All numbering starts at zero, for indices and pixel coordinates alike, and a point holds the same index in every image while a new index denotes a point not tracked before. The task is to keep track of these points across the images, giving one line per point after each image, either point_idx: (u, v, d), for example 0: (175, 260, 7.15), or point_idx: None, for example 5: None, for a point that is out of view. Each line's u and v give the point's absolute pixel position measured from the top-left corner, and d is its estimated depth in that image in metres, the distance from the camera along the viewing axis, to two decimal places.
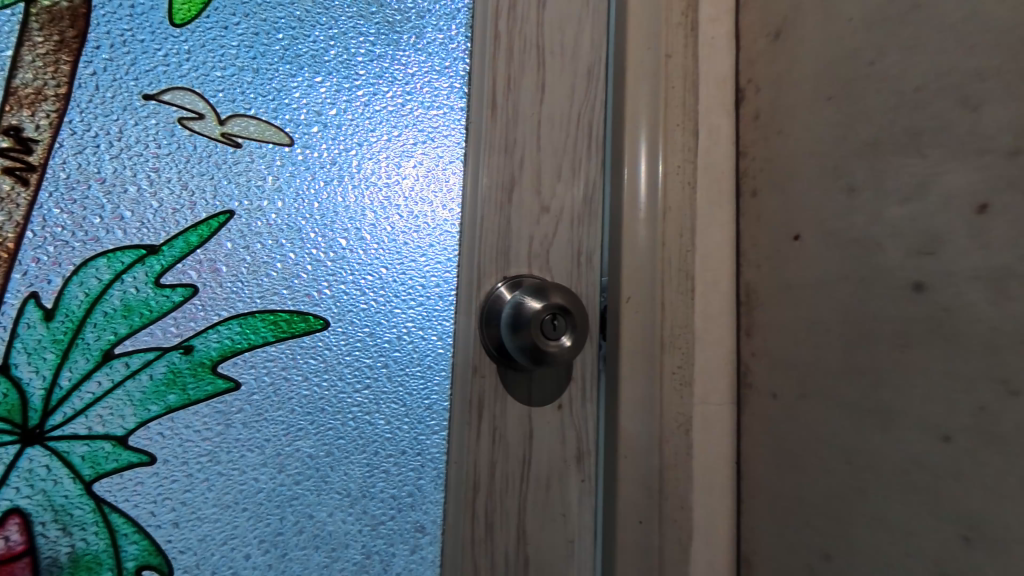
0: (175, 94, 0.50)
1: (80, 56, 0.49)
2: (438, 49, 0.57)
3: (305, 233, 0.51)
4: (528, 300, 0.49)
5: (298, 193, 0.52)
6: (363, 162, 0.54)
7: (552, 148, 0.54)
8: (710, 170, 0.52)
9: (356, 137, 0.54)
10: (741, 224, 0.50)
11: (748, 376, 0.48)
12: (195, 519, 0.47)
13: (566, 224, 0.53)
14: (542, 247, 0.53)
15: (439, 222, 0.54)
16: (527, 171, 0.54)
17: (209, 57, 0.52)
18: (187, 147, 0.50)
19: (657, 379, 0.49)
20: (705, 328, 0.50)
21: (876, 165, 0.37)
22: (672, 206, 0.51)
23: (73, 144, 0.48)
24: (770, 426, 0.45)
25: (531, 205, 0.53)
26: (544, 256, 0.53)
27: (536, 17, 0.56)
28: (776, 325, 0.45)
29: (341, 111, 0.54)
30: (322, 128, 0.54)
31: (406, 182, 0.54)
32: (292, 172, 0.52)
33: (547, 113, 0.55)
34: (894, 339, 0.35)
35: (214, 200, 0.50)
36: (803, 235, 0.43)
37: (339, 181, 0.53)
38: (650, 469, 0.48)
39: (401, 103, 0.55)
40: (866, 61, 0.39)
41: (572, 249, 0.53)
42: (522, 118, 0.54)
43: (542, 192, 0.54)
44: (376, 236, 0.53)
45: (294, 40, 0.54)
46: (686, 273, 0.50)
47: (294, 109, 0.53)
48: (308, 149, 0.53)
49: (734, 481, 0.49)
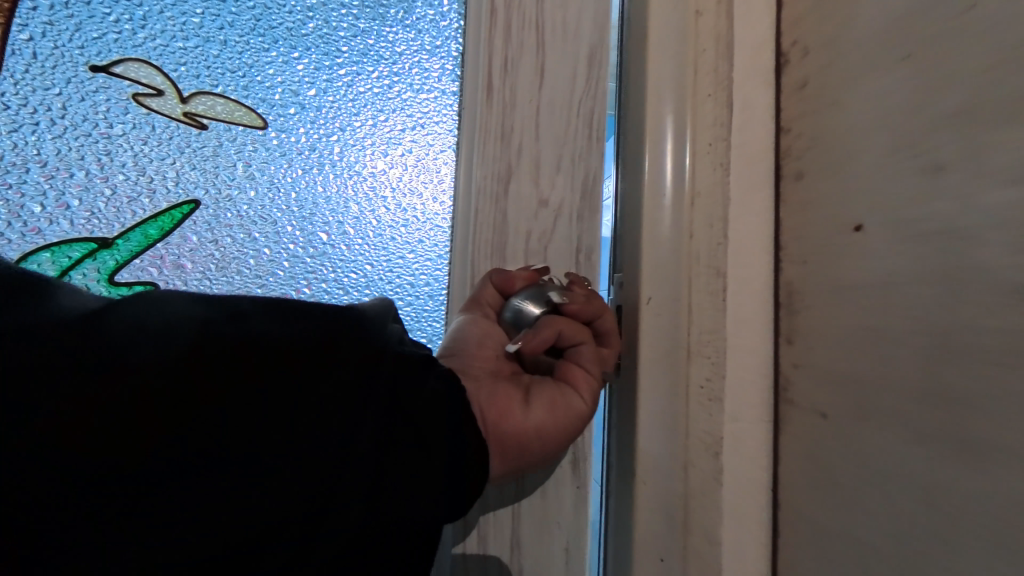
0: (129, 67, 0.51)
1: (10, 17, 0.50)
2: (428, 27, 0.53)
3: (280, 226, 0.51)
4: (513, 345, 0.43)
5: (272, 180, 0.51)
6: (345, 149, 0.52)
7: (554, 137, 0.49)
8: (745, 149, 0.44)
9: (337, 121, 0.52)
10: (781, 214, 0.44)
11: (787, 391, 0.42)
12: None
13: (566, 219, 0.49)
14: (541, 245, 0.49)
15: (429, 216, 0.52)
16: (526, 162, 0.48)
17: (170, 25, 0.51)
18: (146, 126, 0.51)
19: (679, 392, 0.44)
20: (739, 334, 0.43)
21: (970, 137, 0.29)
22: (701, 192, 0.44)
23: (8, 121, 0.50)
24: (816, 449, 0.39)
25: (529, 197, 0.48)
26: (544, 253, 0.49)
27: None
28: (826, 332, 0.39)
29: (320, 91, 0.52)
30: (299, 109, 0.52)
31: (391, 171, 0.52)
32: (266, 158, 0.51)
33: (547, 99, 0.49)
34: (992, 359, 0.27)
35: (177, 188, 0.50)
36: (865, 226, 0.36)
37: (317, 170, 0.52)
38: (670, 497, 0.43)
39: (388, 85, 0.53)
40: (955, 6, 0.30)
41: (572, 245, 0.49)
42: (523, 100, 0.49)
43: (541, 185, 0.49)
44: (360, 230, 0.52)
45: (268, 10, 0.52)
46: (715, 271, 0.43)
47: (268, 89, 0.52)
48: (282, 132, 0.52)
49: (769, 508, 0.43)
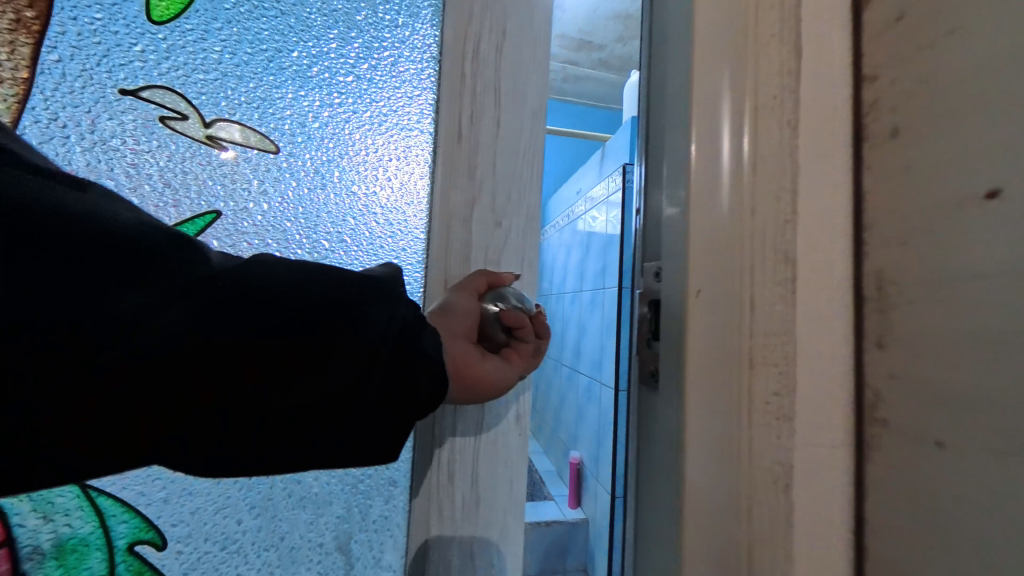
0: (153, 92, 0.63)
1: (40, 40, 0.60)
2: (411, 78, 0.74)
3: (291, 235, 0.69)
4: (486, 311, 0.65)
5: (282, 197, 0.69)
6: (344, 174, 0.71)
7: (505, 178, 0.73)
8: (817, 104, 0.36)
9: (337, 149, 0.71)
10: (864, 184, 0.35)
11: (878, 408, 0.33)
12: (190, 493, 0.70)
13: None
14: (495, 255, 0.73)
15: (411, 228, 0.74)
16: (485, 193, 0.72)
17: (191, 57, 0.65)
18: (170, 145, 0.64)
19: (736, 409, 0.35)
20: (812, 333, 0.34)
21: None
22: (764, 155, 0.35)
23: (38, 133, 0.60)
24: (929, 487, 0.30)
25: (488, 219, 0.72)
26: (497, 260, 0.73)
27: (494, 75, 0.72)
28: (932, 331, 0.30)
29: (322, 124, 0.70)
30: (305, 138, 0.70)
31: (383, 194, 0.73)
32: (277, 177, 0.69)
33: (501, 153, 0.73)
34: None
35: (201, 202, 0.65)
36: (1004, 189, 0.26)
37: (322, 189, 0.71)
38: (727, 542, 0.34)
39: (380, 122, 0.73)
40: None
41: None
42: (482, 146, 0.72)
43: (496, 210, 0.72)
44: (356, 239, 0.72)
45: (278, 52, 0.68)
46: (783, 255, 0.34)
47: (278, 119, 0.68)
48: (291, 157, 0.69)
49: (854, 554, 0.34)
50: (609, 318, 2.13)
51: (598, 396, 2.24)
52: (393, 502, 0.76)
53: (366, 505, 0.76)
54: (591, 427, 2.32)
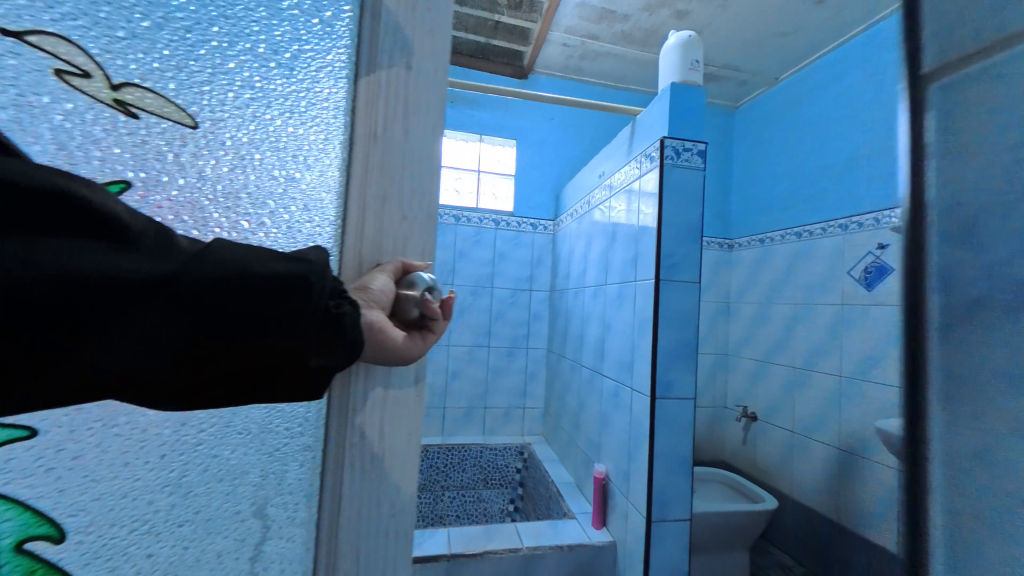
0: (43, 38, 0.53)
1: None
2: (321, 57, 0.64)
3: (208, 214, 0.60)
4: (403, 293, 0.61)
5: (200, 174, 0.60)
6: (265, 157, 0.63)
7: (419, 171, 0.63)
8: None
9: (257, 131, 0.63)
10: None
11: None
12: (89, 482, 0.55)
13: (422, 231, 0.64)
14: (400, 250, 0.63)
15: (323, 219, 0.63)
16: (397, 186, 0.62)
17: (86, 6, 0.55)
18: (69, 102, 0.55)
19: None
20: None
21: None
22: None
23: None
24: None
25: (396, 213, 0.62)
26: (405, 254, 0.63)
27: (404, 60, 0.62)
28: None
29: (243, 102, 0.62)
30: (226, 116, 0.61)
31: (303, 179, 0.64)
32: (194, 155, 0.60)
33: (413, 142, 0.62)
34: None
35: (106, 169, 0.56)
36: None
37: (243, 170, 0.62)
38: None
39: (296, 100, 0.64)
40: None
41: (421, 253, 0.65)
42: (393, 138, 0.62)
43: (405, 204, 0.63)
44: (275, 222, 0.63)
45: (193, 20, 0.60)
46: None
47: (195, 93, 0.59)
48: (211, 133, 0.60)
49: None
50: (642, 315, 1.80)
51: (629, 404, 1.88)
52: (306, 467, 0.61)
53: (283, 470, 0.62)
54: (619, 440, 1.97)
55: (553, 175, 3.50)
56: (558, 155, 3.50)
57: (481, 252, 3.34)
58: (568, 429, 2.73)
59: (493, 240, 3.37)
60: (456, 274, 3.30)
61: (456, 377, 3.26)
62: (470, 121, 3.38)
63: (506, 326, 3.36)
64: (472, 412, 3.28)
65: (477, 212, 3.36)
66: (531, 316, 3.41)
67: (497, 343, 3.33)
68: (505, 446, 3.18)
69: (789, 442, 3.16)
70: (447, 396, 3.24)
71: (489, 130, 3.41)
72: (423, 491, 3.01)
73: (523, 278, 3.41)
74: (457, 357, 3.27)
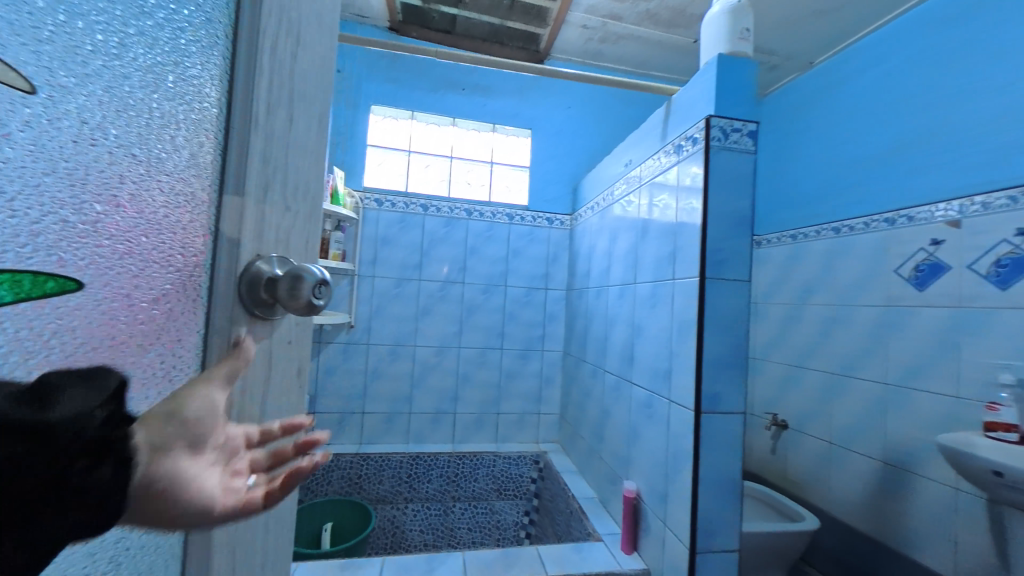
0: None
1: None
2: (191, 53, 0.68)
3: (49, 191, 0.53)
4: (288, 287, 0.65)
5: (35, 144, 0.52)
6: (114, 132, 0.59)
7: (297, 171, 0.75)
8: None
9: (114, 106, 0.59)
10: None
11: None
12: None
13: (301, 221, 0.76)
14: (280, 236, 0.74)
15: None
16: (278, 180, 0.73)
17: None
18: None
19: None
20: None
21: None
22: None
23: None
24: None
25: (278, 205, 0.73)
26: (284, 240, 0.74)
27: (289, 71, 0.74)
28: None
29: (100, 76, 0.58)
30: (79, 85, 0.55)
31: (169, 164, 0.66)
32: (30, 125, 0.51)
33: (294, 147, 0.75)
34: None
35: None
36: None
37: (95, 146, 0.57)
38: None
39: (168, 87, 0.65)
40: None
41: (303, 240, 0.77)
42: (277, 142, 0.73)
43: (287, 197, 0.74)
44: (137, 204, 0.62)
45: None
46: None
47: (40, 56, 0.52)
48: (55, 101, 0.53)
49: None
50: (686, 318, 1.58)
51: (665, 418, 1.68)
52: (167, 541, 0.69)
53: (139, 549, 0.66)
54: (653, 457, 1.76)
55: (569, 167, 3.29)
56: (574, 145, 3.30)
57: (493, 248, 3.15)
58: (589, 440, 2.53)
59: (506, 235, 3.17)
60: (468, 272, 3.10)
61: (467, 382, 3.07)
62: (483, 109, 3.18)
63: (520, 327, 3.16)
64: (484, 419, 3.09)
65: (490, 206, 3.16)
66: (546, 316, 3.20)
67: (511, 345, 3.13)
68: (519, 454, 2.96)
69: (823, 453, 2.94)
70: (457, 401, 3.05)
71: (502, 119, 3.21)
72: (432, 503, 2.81)
73: (538, 276, 3.21)
74: (468, 360, 3.07)
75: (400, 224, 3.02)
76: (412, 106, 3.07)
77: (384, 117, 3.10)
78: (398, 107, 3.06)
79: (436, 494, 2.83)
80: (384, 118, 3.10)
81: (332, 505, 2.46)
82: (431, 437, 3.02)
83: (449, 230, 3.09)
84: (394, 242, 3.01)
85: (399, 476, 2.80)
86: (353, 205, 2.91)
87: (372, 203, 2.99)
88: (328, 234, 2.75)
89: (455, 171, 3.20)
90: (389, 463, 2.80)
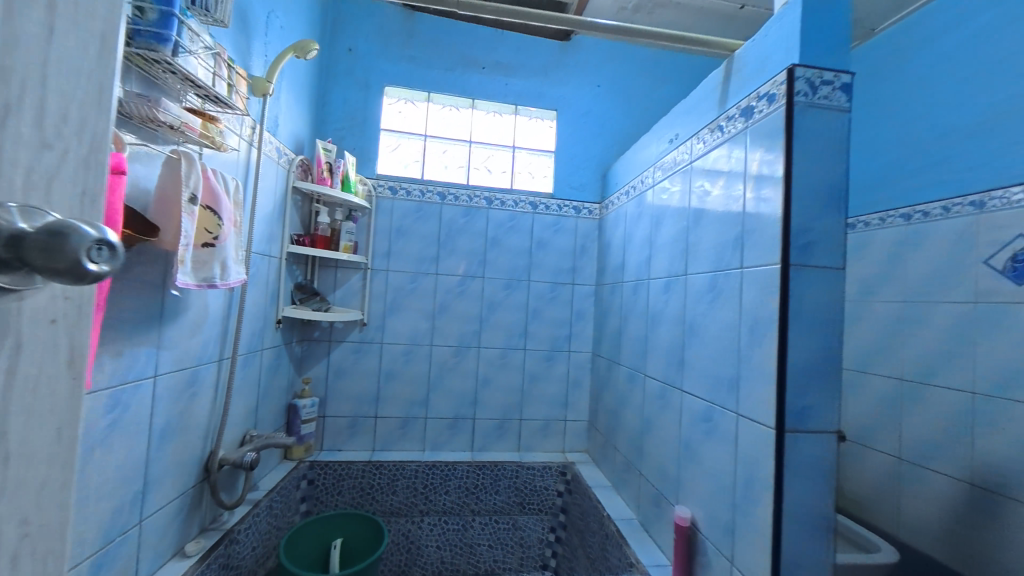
0: None
1: None
2: None
3: None
4: (40, 242, 0.38)
5: None
6: None
7: (60, 91, 0.47)
8: None
9: None
10: None
11: None
12: None
13: (71, 166, 0.49)
14: (34, 184, 0.46)
15: None
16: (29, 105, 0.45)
17: None
18: None
19: None
20: None
21: None
22: None
23: None
24: None
25: (29, 138, 0.45)
26: (43, 190, 0.46)
27: None
28: None
29: None
30: None
31: None
32: None
33: (56, 57, 0.47)
34: None
35: None
36: None
37: None
38: None
39: None
40: None
41: (73, 189, 0.50)
42: (25, 42, 0.44)
43: (44, 128, 0.46)
44: None
45: None
46: None
47: None
48: None
49: None
50: (762, 317, 1.30)
51: (731, 436, 1.40)
52: None
53: None
54: (715, 481, 1.48)
55: (598, 151, 3.01)
56: (603, 128, 3.02)
57: (516, 240, 2.89)
58: (626, 452, 2.26)
59: (529, 226, 2.91)
60: (488, 266, 2.85)
61: (487, 385, 2.83)
62: (504, 89, 2.92)
63: (545, 326, 2.90)
64: (506, 425, 2.84)
65: (512, 194, 2.90)
66: (573, 314, 2.93)
67: (535, 346, 2.88)
68: (544, 465, 2.70)
69: (892, 470, 2.59)
70: (477, 406, 2.81)
71: (525, 99, 2.95)
72: (450, 517, 2.57)
73: (564, 270, 2.94)
74: (489, 362, 2.83)
75: (415, 214, 2.79)
76: (428, 86, 2.84)
77: (398, 99, 2.87)
78: (413, 88, 2.83)
79: (454, 506, 2.59)
80: (398, 100, 2.87)
81: (342, 519, 2.25)
82: (448, 444, 2.79)
83: (467, 220, 2.84)
84: (408, 233, 2.78)
85: (414, 487, 2.57)
86: (366, 193, 2.69)
87: (385, 191, 2.76)
88: (338, 225, 2.54)
89: (475, 157, 2.95)
90: (404, 473, 2.57)
